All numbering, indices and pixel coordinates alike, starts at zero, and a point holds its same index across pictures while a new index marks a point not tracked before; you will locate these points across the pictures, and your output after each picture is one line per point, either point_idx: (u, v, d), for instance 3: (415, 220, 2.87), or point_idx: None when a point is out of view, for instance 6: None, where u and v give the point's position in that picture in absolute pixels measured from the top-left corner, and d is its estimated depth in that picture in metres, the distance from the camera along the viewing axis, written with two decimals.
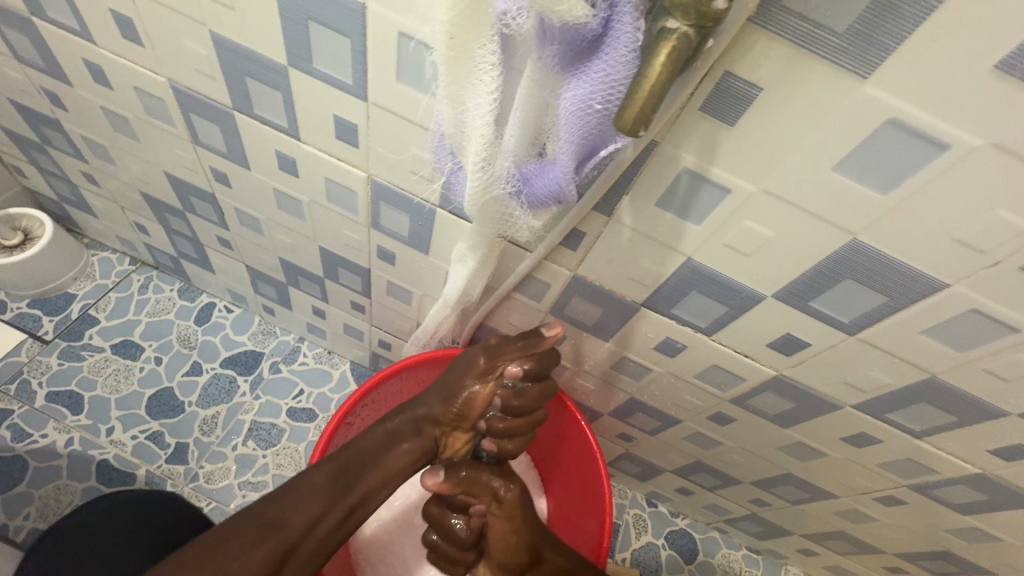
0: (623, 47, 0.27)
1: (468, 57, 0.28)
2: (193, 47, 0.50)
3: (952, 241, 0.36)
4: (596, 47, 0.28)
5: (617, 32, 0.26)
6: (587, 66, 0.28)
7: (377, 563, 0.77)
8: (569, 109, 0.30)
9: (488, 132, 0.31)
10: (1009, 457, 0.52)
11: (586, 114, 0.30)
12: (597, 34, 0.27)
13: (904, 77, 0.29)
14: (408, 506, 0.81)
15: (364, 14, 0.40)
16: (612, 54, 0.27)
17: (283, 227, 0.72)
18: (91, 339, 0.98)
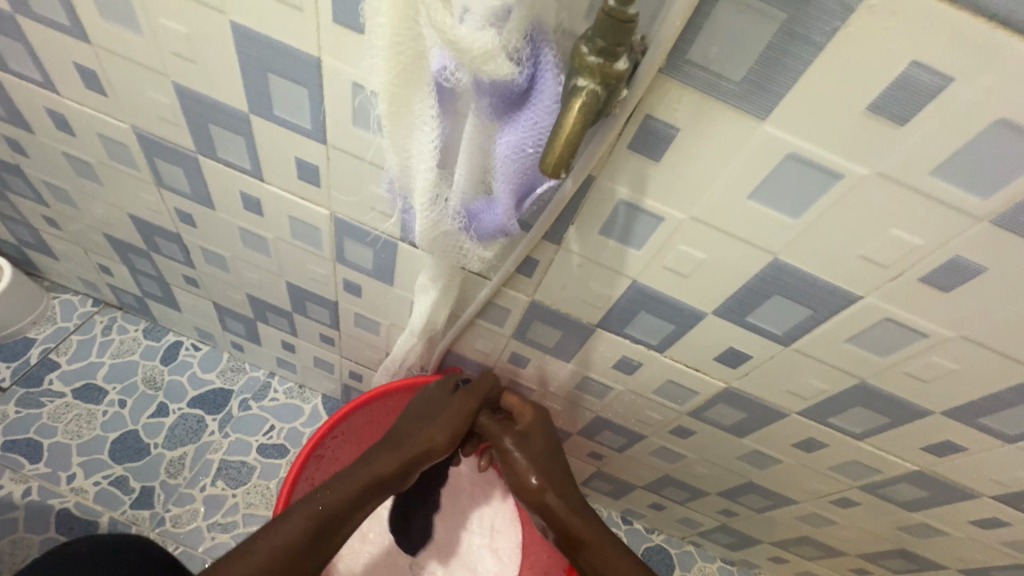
0: (547, 100, 0.31)
1: (409, 111, 0.31)
2: (156, 97, 0.53)
3: (856, 255, 0.40)
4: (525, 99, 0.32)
5: (542, 88, 0.31)
6: (518, 116, 0.32)
7: None
8: (504, 154, 0.33)
9: (432, 175, 0.34)
10: (941, 453, 0.56)
11: (519, 157, 0.33)
12: (525, 87, 0.31)
13: (796, 117, 0.33)
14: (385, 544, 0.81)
15: (319, 67, 0.43)
16: (539, 107, 0.31)
17: (249, 264, 0.73)
18: (51, 384, 0.95)
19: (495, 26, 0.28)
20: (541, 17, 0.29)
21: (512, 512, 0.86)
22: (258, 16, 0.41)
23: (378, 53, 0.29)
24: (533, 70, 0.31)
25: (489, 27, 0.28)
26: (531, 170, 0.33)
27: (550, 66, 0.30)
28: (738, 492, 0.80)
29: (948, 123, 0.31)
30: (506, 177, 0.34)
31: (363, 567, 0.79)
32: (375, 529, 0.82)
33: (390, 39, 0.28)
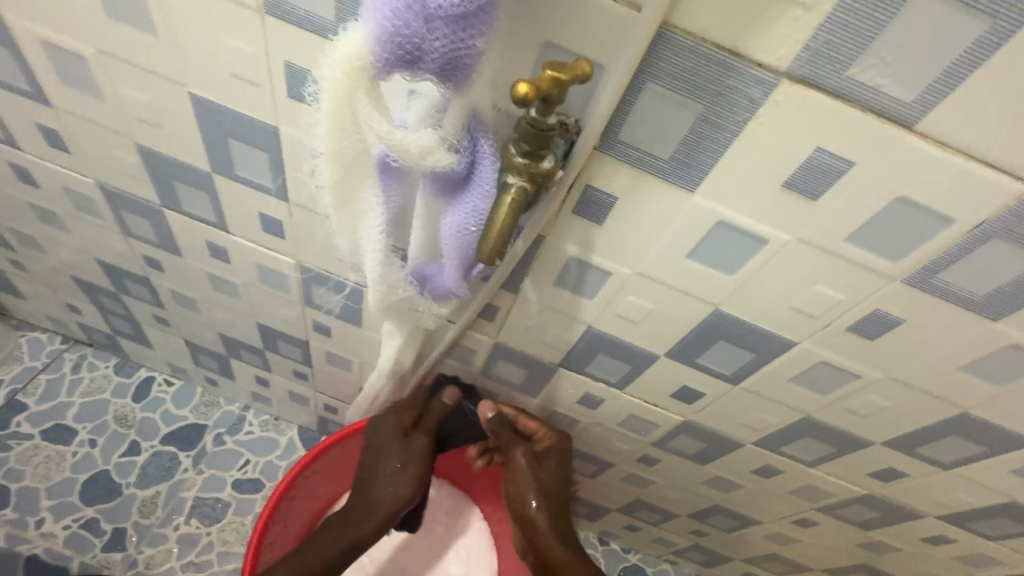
0: (486, 186, 0.33)
1: (355, 198, 0.33)
2: (119, 155, 0.53)
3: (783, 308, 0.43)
4: (466, 182, 0.33)
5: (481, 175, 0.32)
6: (460, 198, 0.34)
7: None
8: (449, 232, 0.35)
9: (380, 253, 0.36)
10: (886, 478, 0.59)
11: (462, 236, 0.35)
12: (466, 172, 0.33)
13: (721, 190, 0.36)
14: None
15: (278, 134, 0.45)
16: (479, 192, 0.33)
17: (220, 306, 0.74)
18: (18, 427, 0.94)
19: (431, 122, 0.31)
20: (477, 111, 0.30)
21: (487, 538, 0.87)
22: (216, 88, 0.42)
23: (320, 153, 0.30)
24: (472, 159, 0.32)
25: (427, 125, 0.31)
26: (473, 248, 0.35)
27: (488, 156, 0.32)
28: (706, 514, 0.83)
29: (854, 197, 0.34)
30: (450, 251, 0.36)
31: None
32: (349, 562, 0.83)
33: (330, 143, 0.29)
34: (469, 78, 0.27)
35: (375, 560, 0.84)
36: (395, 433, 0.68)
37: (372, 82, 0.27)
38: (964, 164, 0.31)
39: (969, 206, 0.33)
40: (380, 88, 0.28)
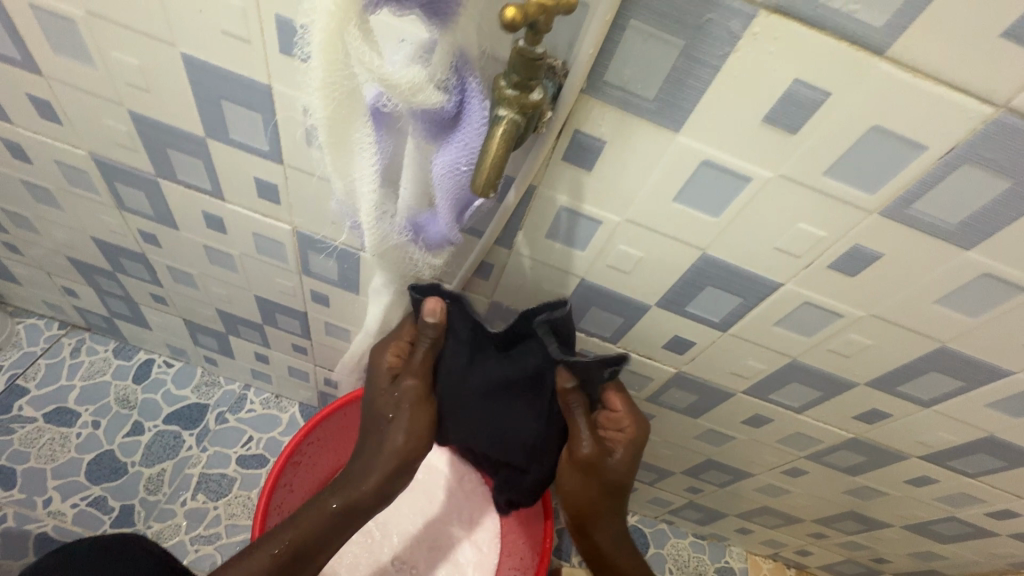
0: (475, 124, 0.34)
1: (350, 139, 0.34)
2: (112, 124, 0.54)
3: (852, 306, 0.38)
4: (456, 122, 0.35)
5: (470, 111, 0.34)
6: (450, 139, 0.35)
7: None
8: (441, 173, 0.36)
9: (376, 194, 0.37)
10: (870, 421, 0.62)
11: (454, 175, 0.36)
12: (455, 111, 0.35)
13: (703, 129, 0.37)
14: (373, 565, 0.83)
15: (270, 94, 0.45)
16: (468, 130, 0.34)
17: (217, 280, 0.75)
18: (21, 411, 0.95)
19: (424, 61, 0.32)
20: (463, 48, 0.32)
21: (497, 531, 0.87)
22: (208, 48, 0.43)
23: (313, 94, 0.31)
24: (461, 96, 0.34)
25: (416, 62, 0.32)
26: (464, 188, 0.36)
27: (474, 91, 0.33)
28: (700, 470, 0.85)
29: (831, 128, 0.36)
30: (439, 193, 0.38)
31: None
32: (363, 549, 0.84)
33: (323, 81, 0.30)
34: (456, 10, 0.30)
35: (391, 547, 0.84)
36: (388, 379, 0.58)
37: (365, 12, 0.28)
38: (931, 89, 0.32)
39: (940, 132, 0.34)
40: (368, 24, 0.30)
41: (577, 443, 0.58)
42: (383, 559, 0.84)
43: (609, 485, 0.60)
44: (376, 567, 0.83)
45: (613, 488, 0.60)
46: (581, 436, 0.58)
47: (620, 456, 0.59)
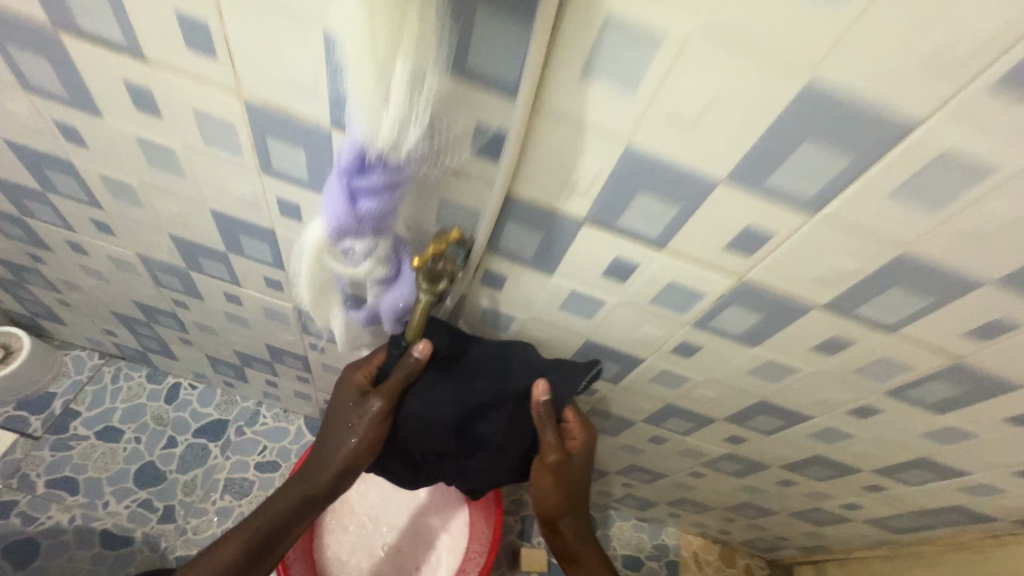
0: (406, 283, 0.53)
1: (328, 290, 0.54)
2: (155, 238, 0.72)
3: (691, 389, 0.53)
4: (395, 278, 0.53)
5: (403, 275, 0.52)
6: (392, 287, 0.54)
7: None
8: (387, 304, 0.56)
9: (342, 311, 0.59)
10: (735, 441, 0.82)
11: (394, 305, 0.56)
12: (394, 272, 0.52)
13: (567, 276, 0.57)
14: (370, 549, 1.05)
15: (275, 233, 0.64)
16: (402, 285, 0.53)
17: (234, 331, 0.94)
18: (76, 430, 1.15)
19: (372, 263, 0.49)
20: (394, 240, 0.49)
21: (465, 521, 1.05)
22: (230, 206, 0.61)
23: (303, 278, 0.51)
24: (395, 266, 0.52)
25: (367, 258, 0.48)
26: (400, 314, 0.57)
27: (406, 268, 0.52)
28: (629, 471, 1.06)
29: (644, 280, 0.55)
30: (389, 314, 0.58)
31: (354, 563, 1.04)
32: (361, 539, 1.05)
33: (308, 276, 0.50)
34: (388, 231, 0.46)
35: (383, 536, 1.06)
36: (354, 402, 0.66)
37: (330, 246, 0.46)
38: (697, 263, 0.51)
39: (709, 285, 0.53)
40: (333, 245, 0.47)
41: (550, 456, 0.70)
42: (376, 545, 1.05)
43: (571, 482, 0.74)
44: (371, 552, 1.05)
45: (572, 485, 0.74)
46: (549, 443, 0.69)
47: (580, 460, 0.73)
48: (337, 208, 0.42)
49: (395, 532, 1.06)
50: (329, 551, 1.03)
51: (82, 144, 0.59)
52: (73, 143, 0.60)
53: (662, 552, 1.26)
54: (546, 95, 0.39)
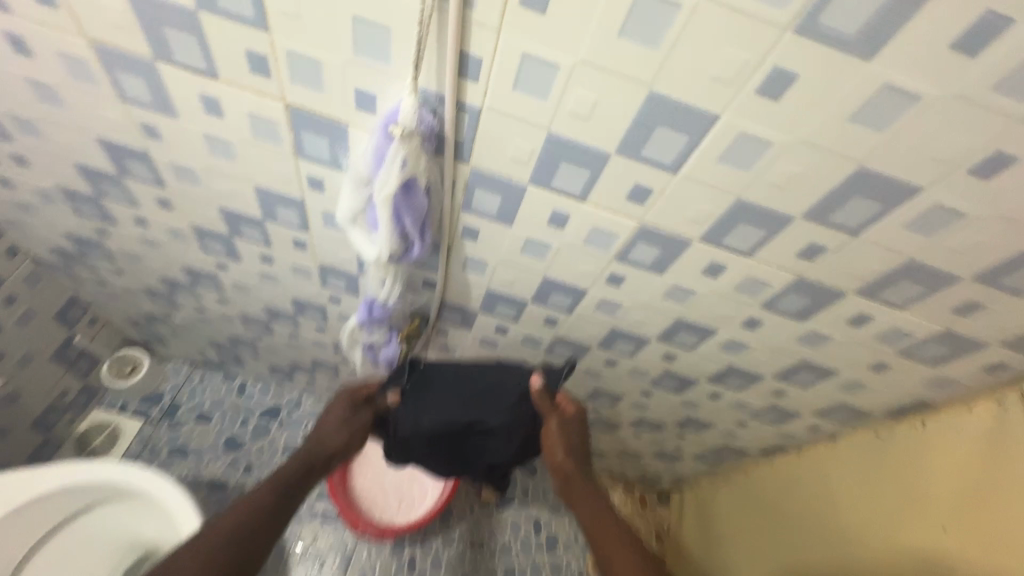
0: (393, 348, 1.02)
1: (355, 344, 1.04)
2: (252, 306, 1.25)
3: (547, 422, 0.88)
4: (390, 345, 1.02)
5: (393, 344, 1.01)
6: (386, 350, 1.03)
7: (373, 507, 1.53)
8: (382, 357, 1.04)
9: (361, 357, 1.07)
10: (599, 412, 1.36)
11: (387, 358, 1.04)
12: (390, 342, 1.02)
13: (476, 335, 1.09)
14: (385, 485, 1.56)
15: (324, 308, 1.17)
16: (391, 349, 1.02)
17: (289, 352, 1.48)
18: (181, 415, 1.70)
19: (378, 339, 0.99)
20: (391, 327, 0.98)
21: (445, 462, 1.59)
22: (301, 296, 1.14)
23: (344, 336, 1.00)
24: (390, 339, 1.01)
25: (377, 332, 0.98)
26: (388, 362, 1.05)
27: (394, 340, 1.01)
28: None
29: (514, 337, 1.08)
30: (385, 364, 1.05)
31: (376, 494, 1.55)
32: (378, 479, 1.57)
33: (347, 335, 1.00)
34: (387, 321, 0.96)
35: (393, 476, 1.57)
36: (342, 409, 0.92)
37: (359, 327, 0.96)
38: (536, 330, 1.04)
39: (545, 339, 1.06)
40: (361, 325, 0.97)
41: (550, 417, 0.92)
42: (389, 482, 1.57)
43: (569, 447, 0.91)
44: (387, 486, 1.56)
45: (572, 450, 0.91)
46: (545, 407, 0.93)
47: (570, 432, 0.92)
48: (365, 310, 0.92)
49: (400, 472, 1.58)
50: (359, 487, 1.54)
51: (224, 266, 1.09)
52: (219, 265, 1.10)
53: None
54: (452, 277, 0.92)
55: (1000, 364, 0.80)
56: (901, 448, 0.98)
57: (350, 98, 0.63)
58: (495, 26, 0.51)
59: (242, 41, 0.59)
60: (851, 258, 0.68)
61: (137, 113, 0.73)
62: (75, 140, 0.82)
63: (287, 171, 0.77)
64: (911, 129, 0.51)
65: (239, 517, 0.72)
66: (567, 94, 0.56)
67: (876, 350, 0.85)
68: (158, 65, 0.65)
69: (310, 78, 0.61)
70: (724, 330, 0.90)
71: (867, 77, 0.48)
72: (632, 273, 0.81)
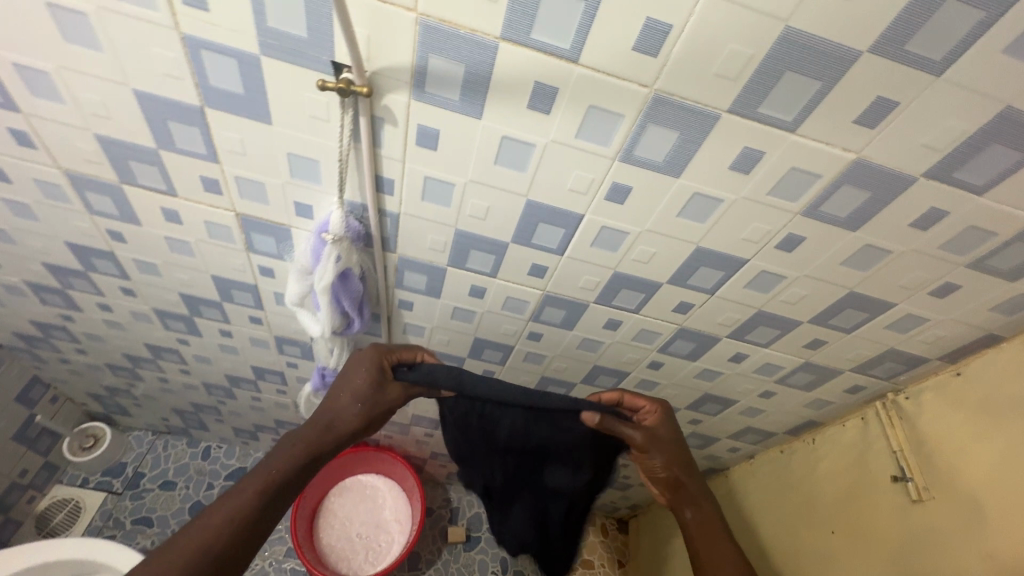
0: None
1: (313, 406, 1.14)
2: (214, 375, 1.33)
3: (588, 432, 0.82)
4: None
5: None
6: None
7: (339, 558, 1.56)
8: None
9: None
10: None
11: None
12: None
13: None
14: (351, 537, 1.61)
15: (283, 373, 1.26)
16: None
17: (253, 414, 1.54)
18: (145, 485, 1.72)
19: None
20: None
21: (411, 510, 1.66)
22: (260, 364, 1.23)
23: (302, 400, 1.12)
24: None
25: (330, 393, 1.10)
26: None
27: None
28: None
29: None
30: None
31: (343, 545, 1.59)
32: (344, 531, 1.62)
33: (304, 399, 1.11)
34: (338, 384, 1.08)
35: (359, 528, 1.63)
36: (355, 389, 0.73)
37: (313, 391, 1.07)
38: None
39: None
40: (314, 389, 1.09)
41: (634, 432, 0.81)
42: (356, 534, 1.62)
43: (678, 447, 0.82)
44: (354, 538, 1.61)
45: (680, 448, 0.82)
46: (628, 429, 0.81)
47: (674, 434, 0.83)
48: (317, 377, 1.04)
49: (368, 523, 1.64)
50: (325, 539, 1.59)
51: (184, 340, 1.18)
52: (180, 340, 1.18)
53: None
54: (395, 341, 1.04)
55: (857, 386, 0.96)
56: (798, 462, 1.13)
57: (291, 208, 0.75)
58: (400, 158, 0.65)
59: (197, 170, 0.71)
60: (716, 310, 0.83)
61: (104, 222, 0.84)
62: (44, 244, 0.92)
63: (241, 263, 0.89)
64: (724, 220, 0.67)
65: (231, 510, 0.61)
66: (466, 201, 0.70)
67: (760, 381, 1.00)
68: (123, 186, 0.76)
69: (255, 194, 0.74)
70: (636, 372, 1.04)
71: (678, 189, 0.64)
72: (547, 330, 0.94)
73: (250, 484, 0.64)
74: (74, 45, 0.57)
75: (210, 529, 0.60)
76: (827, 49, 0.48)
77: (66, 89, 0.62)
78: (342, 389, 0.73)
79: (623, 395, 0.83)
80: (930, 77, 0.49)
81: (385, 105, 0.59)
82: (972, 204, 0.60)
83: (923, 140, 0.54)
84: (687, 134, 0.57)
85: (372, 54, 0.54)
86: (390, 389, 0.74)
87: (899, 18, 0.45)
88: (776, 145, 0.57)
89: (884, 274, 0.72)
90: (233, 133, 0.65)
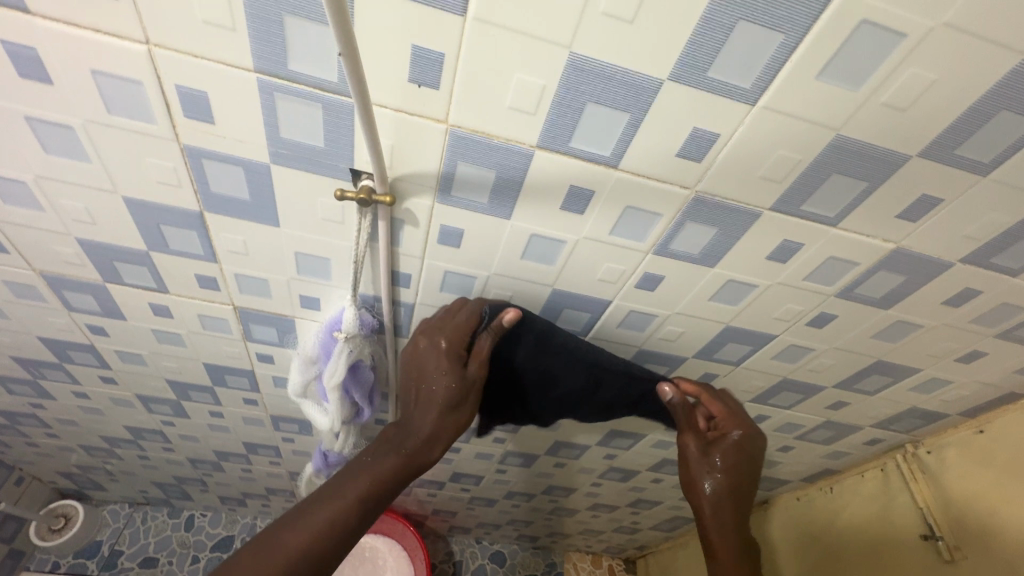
0: None
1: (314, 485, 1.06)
2: (201, 451, 1.24)
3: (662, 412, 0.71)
4: None
5: None
6: None
7: None
8: None
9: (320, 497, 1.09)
10: (558, 501, 1.42)
11: None
12: None
13: None
14: None
15: (278, 447, 1.18)
16: None
17: (242, 483, 1.45)
18: (123, 564, 1.59)
19: None
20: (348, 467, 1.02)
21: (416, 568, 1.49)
22: (252, 440, 1.15)
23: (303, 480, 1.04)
24: None
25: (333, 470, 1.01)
26: None
27: None
28: (514, 522, 1.64)
29: (469, 452, 1.14)
30: None
31: None
32: None
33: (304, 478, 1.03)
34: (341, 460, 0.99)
35: None
36: (429, 371, 0.60)
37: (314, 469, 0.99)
38: (488, 447, 1.11)
39: (498, 452, 1.13)
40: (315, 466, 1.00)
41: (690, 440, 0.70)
42: None
43: (732, 475, 0.66)
44: None
45: (735, 485, 0.66)
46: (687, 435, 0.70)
47: (738, 462, 0.67)
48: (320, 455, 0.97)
49: None
50: None
51: (170, 421, 1.09)
52: (165, 421, 1.09)
53: (552, 568, 1.83)
54: None
55: (876, 439, 0.96)
56: (816, 512, 1.10)
57: (296, 301, 0.70)
58: (419, 255, 0.61)
59: (193, 268, 0.66)
60: (741, 380, 0.81)
61: (83, 317, 0.77)
62: (13, 339, 0.83)
63: (237, 351, 0.82)
64: (756, 303, 0.65)
65: (340, 511, 0.51)
66: (488, 292, 0.66)
67: (780, 438, 0.98)
68: (107, 285, 0.70)
69: (257, 289, 0.68)
70: (653, 433, 1.01)
71: (712, 278, 0.61)
72: None
73: (352, 488, 0.52)
74: (56, 156, 0.51)
75: (317, 530, 0.49)
76: (877, 154, 0.47)
77: (46, 197, 0.56)
78: (423, 379, 0.60)
79: (702, 391, 0.72)
80: (977, 177, 0.48)
81: (407, 208, 0.55)
82: (1006, 284, 0.60)
83: (965, 231, 0.54)
84: (725, 229, 0.55)
85: (395, 162, 0.50)
86: (470, 365, 0.61)
87: (952, 127, 0.44)
88: (816, 238, 0.55)
89: (913, 345, 0.71)
90: (235, 234, 0.60)
